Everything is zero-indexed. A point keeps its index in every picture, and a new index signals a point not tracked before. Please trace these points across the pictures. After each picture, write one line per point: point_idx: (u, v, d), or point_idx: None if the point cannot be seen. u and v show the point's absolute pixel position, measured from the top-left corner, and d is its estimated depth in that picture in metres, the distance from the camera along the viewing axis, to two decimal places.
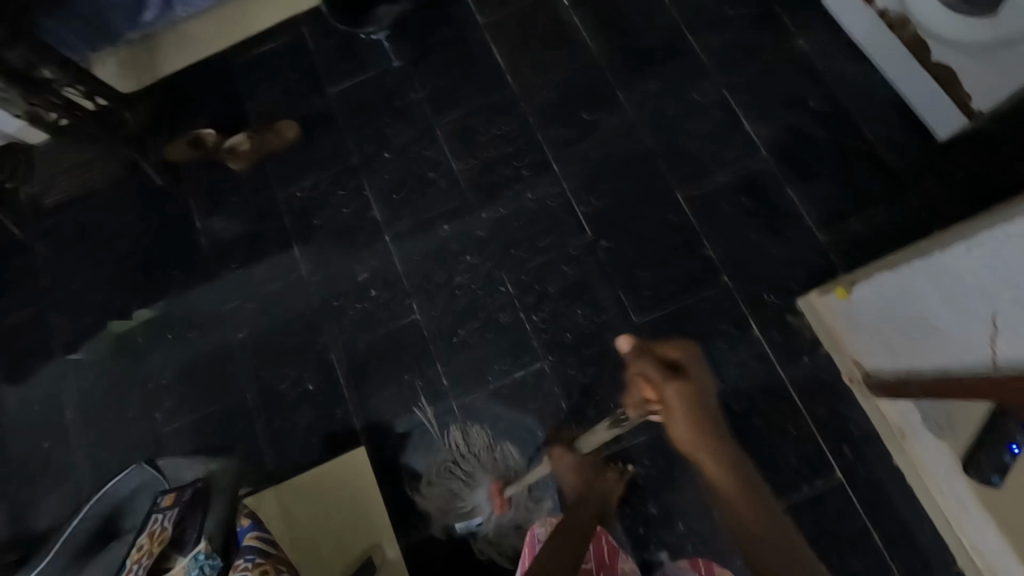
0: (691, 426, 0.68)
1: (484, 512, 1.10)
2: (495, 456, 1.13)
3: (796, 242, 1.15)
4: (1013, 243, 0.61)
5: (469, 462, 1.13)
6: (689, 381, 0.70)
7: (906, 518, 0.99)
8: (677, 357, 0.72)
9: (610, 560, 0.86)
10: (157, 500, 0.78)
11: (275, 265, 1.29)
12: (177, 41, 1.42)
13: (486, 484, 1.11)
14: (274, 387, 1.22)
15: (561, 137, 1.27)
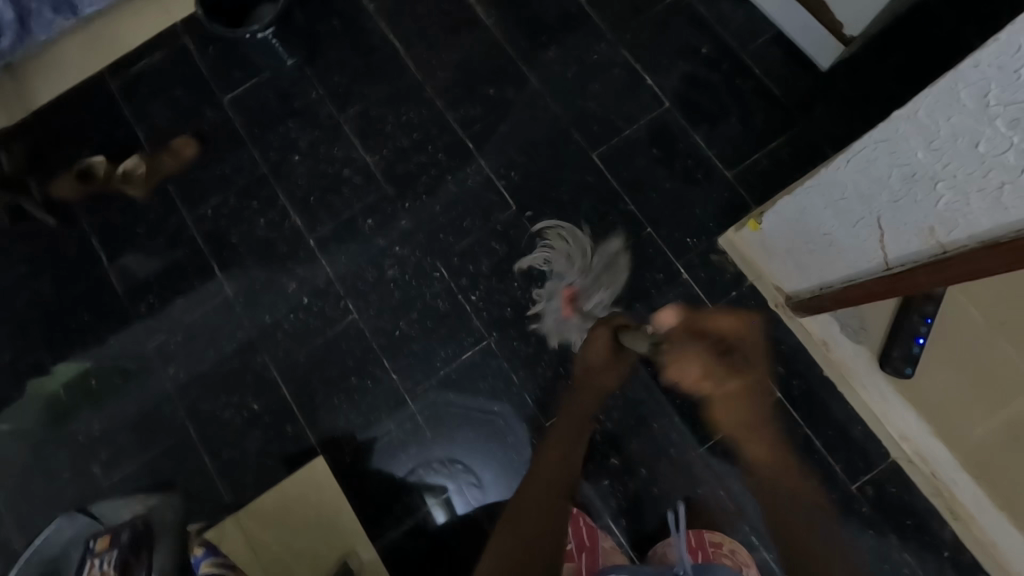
0: (737, 409, 0.93)
1: (550, 308, 1.17)
2: (577, 265, 1.18)
3: (707, 185, 1.20)
4: (882, 149, 0.65)
5: (586, 258, 1.18)
6: (743, 368, 0.94)
7: (841, 418, 1.04)
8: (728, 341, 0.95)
9: (590, 542, 1.00)
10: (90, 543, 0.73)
11: (196, 291, 1.23)
12: (47, 67, 1.31)
13: (561, 287, 1.17)
14: (217, 414, 1.17)
15: (470, 116, 1.27)
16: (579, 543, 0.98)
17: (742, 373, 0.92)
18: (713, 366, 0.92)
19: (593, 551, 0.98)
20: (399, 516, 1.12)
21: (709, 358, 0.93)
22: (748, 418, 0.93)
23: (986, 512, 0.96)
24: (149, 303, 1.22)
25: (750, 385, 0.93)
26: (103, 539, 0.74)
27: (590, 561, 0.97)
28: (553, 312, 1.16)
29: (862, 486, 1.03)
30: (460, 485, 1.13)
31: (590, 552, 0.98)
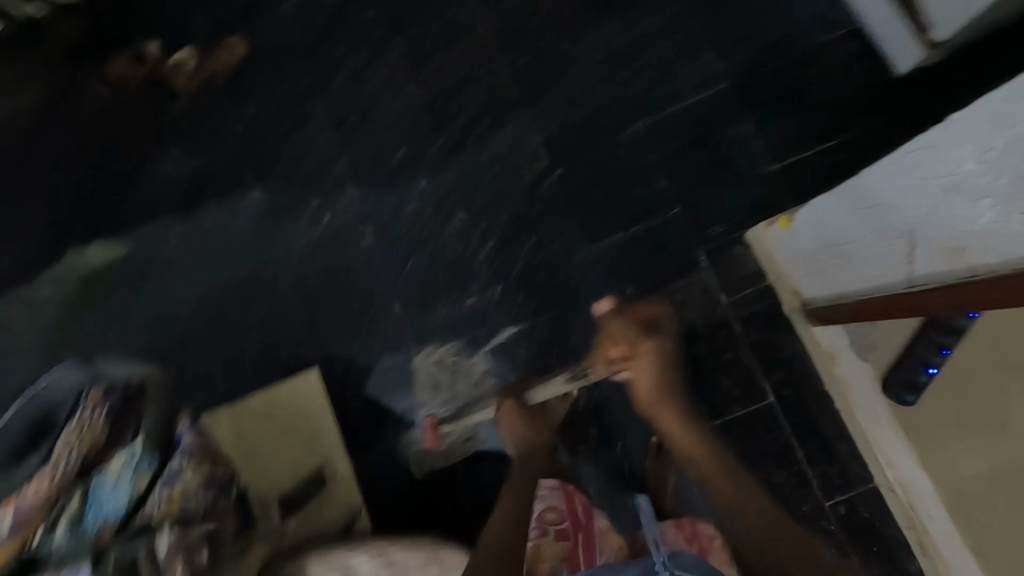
0: (654, 377, 0.92)
1: (418, 442, 1.16)
2: (438, 392, 1.17)
3: (747, 175, 1.15)
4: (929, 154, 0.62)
5: (449, 386, 1.17)
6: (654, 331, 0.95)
7: (829, 433, 1.05)
8: (649, 322, 0.96)
9: (585, 522, 0.99)
10: (84, 390, 0.76)
11: (225, 191, 1.26)
12: None
13: (422, 420, 1.17)
14: (225, 313, 1.22)
15: (515, 64, 1.24)
16: (573, 523, 0.97)
17: (650, 337, 0.94)
18: (635, 339, 0.94)
19: (587, 531, 0.97)
20: (378, 439, 1.17)
21: (629, 332, 0.94)
22: (656, 386, 0.93)
23: (957, 554, 0.94)
24: (181, 195, 1.27)
25: (659, 345, 0.94)
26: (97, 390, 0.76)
27: (586, 539, 0.96)
28: (419, 442, 1.16)
29: (835, 503, 1.03)
30: (454, 431, 1.16)
31: (584, 532, 0.97)
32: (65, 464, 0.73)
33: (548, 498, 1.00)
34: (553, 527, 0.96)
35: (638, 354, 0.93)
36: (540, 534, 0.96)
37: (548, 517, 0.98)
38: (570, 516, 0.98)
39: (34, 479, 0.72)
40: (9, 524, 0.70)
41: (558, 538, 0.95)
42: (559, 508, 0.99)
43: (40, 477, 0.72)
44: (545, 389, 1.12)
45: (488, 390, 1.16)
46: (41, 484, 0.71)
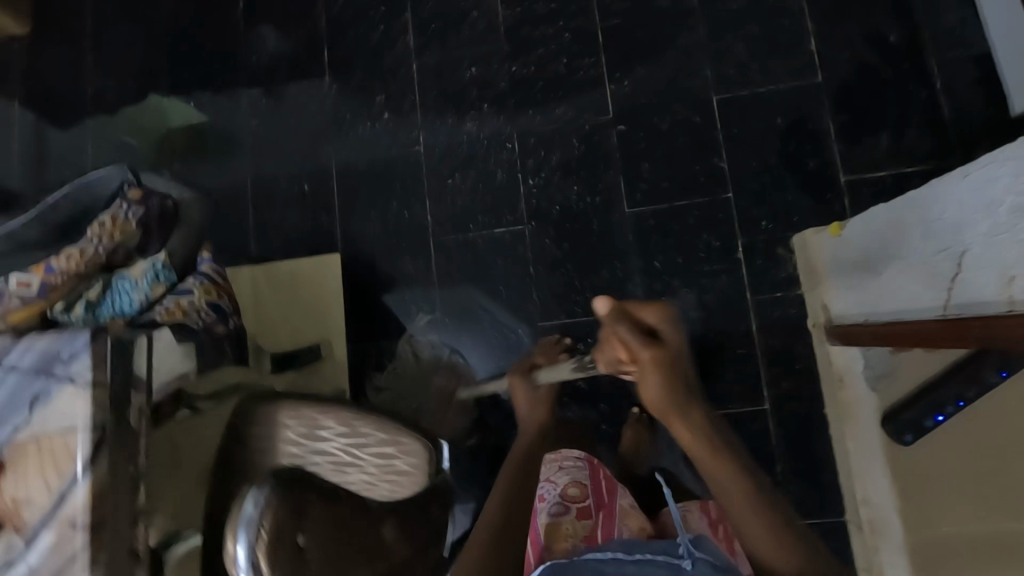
0: (665, 400, 0.55)
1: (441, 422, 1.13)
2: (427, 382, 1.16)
3: (814, 178, 1.09)
4: (1003, 170, 0.58)
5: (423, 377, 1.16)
6: (658, 344, 0.53)
7: (817, 456, 1.02)
8: (651, 319, 0.54)
9: (608, 501, 0.75)
10: (126, 187, 0.79)
11: (301, 65, 1.30)
12: None
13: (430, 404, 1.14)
14: (272, 180, 1.27)
15: (611, 8, 1.20)
16: (596, 499, 0.74)
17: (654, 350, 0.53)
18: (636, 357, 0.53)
19: (611, 513, 0.73)
20: (377, 334, 1.21)
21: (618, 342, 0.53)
22: (666, 404, 0.55)
23: None
24: (261, 62, 1.31)
25: (670, 355, 0.54)
26: (138, 192, 0.80)
27: (607, 523, 0.72)
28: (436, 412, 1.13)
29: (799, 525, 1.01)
30: (456, 356, 1.17)
31: (607, 511, 0.74)
32: (92, 246, 0.76)
33: (571, 472, 0.78)
34: (574, 503, 0.74)
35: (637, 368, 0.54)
36: (558, 511, 0.73)
37: (570, 494, 0.75)
38: (593, 492, 0.75)
39: (62, 254, 0.75)
40: (33, 290, 0.74)
41: (576, 519, 0.73)
42: (583, 483, 0.76)
43: (68, 252, 0.76)
44: (554, 371, 0.87)
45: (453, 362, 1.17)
46: (69, 260, 0.75)
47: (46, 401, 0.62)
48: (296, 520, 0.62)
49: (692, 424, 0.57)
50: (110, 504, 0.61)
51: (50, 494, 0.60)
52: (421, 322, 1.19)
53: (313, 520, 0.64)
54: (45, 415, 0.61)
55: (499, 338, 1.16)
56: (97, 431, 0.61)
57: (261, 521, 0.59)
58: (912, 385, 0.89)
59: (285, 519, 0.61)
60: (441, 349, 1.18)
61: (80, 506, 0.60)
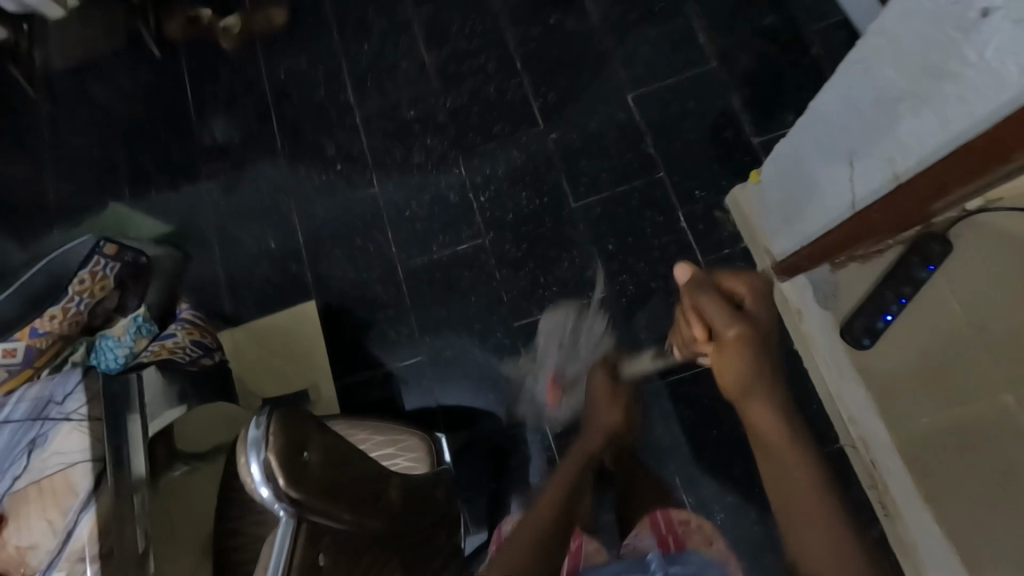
0: (745, 370, 0.68)
1: (539, 401, 1.16)
2: (550, 354, 1.17)
3: (732, 145, 1.22)
4: (856, 72, 0.70)
5: (546, 345, 1.18)
6: (750, 317, 0.70)
7: (797, 391, 1.07)
8: (738, 296, 0.73)
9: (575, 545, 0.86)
10: (100, 244, 0.82)
11: (253, 134, 1.39)
12: None
13: (545, 377, 1.16)
14: (240, 242, 1.33)
15: (525, 36, 1.35)
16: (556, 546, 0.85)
17: (744, 321, 0.68)
18: (727, 318, 0.69)
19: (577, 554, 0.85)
20: (362, 369, 1.23)
21: (713, 308, 0.70)
22: (745, 375, 0.68)
23: (914, 512, 0.92)
24: (216, 139, 1.40)
25: (754, 331, 0.69)
26: (113, 245, 0.84)
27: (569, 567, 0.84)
28: (535, 399, 1.17)
29: None
30: (545, 326, 1.19)
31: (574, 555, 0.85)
32: (74, 303, 0.79)
33: None
34: None
35: (720, 339, 0.69)
36: None
37: None
38: None
39: (43, 315, 0.77)
40: (19, 356, 0.75)
41: None
42: None
43: (49, 311, 0.77)
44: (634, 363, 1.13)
45: (552, 332, 1.18)
46: (52, 320, 0.77)
47: (43, 445, 0.63)
48: (304, 434, 0.50)
49: (764, 401, 0.68)
50: (117, 536, 0.61)
51: (56, 533, 0.60)
52: (608, 284, 1.19)
53: (318, 444, 0.51)
54: (43, 458, 0.63)
55: (481, 350, 1.21)
56: (98, 463, 0.63)
57: (269, 438, 0.47)
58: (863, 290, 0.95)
59: (294, 432, 0.49)
60: (427, 371, 1.21)
61: (88, 539, 0.60)
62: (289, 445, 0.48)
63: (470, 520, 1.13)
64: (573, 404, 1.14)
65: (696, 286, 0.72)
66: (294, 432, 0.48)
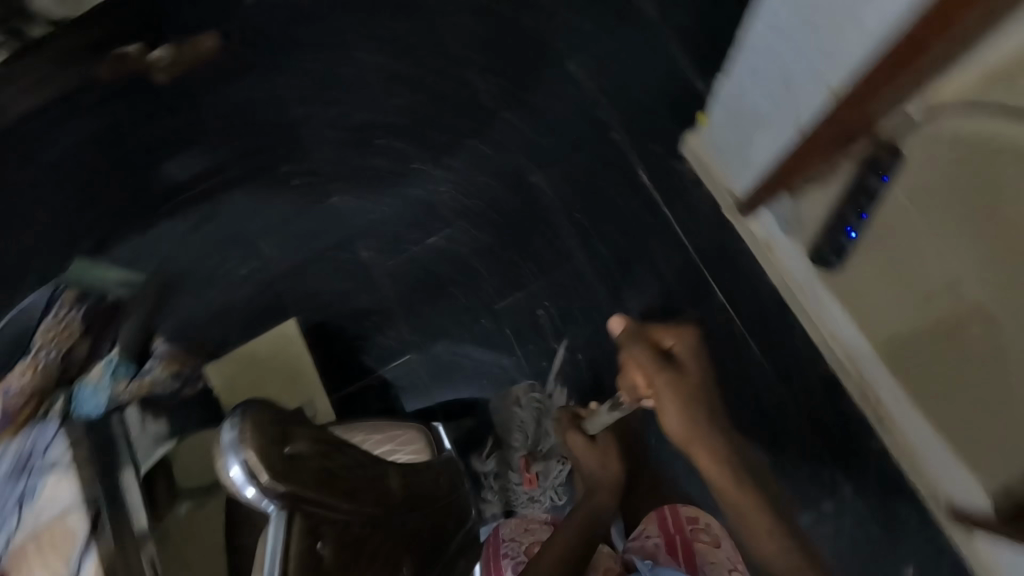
0: (683, 421, 0.72)
1: (516, 488, 1.12)
2: (515, 435, 1.14)
3: (679, 96, 1.24)
4: None
5: (508, 428, 1.15)
6: (682, 368, 0.74)
7: (781, 322, 1.09)
8: (670, 344, 0.75)
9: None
10: (59, 293, 0.87)
11: (201, 163, 1.35)
12: None
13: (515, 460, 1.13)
14: (207, 273, 1.29)
15: (461, 22, 1.34)
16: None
17: (676, 373, 0.73)
18: (660, 374, 0.72)
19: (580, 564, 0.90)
20: (358, 379, 1.24)
21: (643, 361, 0.73)
22: (687, 426, 0.72)
23: (905, 412, 0.97)
24: (160, 170, 1.33)
25: (686, 380, 0.72)
26: (70, 294, 0.89)
27: None
28: (512, 488, 1.12)
29: (792, 391, 1.06)
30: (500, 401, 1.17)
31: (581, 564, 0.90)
32: (45, 356, 0.80)
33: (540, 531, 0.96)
34: None
35: (655, 390, 0.73)
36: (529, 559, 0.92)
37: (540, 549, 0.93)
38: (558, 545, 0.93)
39: (14, 375, 0.78)
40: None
41: None
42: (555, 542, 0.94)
43: (22, 368, 0.79)
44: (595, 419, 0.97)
45: (512, 417, 1.15)
46: (25, 376, 0.78)
47: (34, 498, 0.65)
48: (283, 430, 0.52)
49: (709, 446, 0.73)
50: None
51: None
52: (582, 253, 1.20)
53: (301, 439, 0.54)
54: (37, 511, 0.64)
55: (471, 339, 1.21)
56: (92, 507, 0.64)
57: (245, 434, 0.48)
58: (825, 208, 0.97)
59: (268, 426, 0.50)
60: (422, 370, 1.22)
61: None
62: (266, 440, 0.48)
63: (486, 508, 1.13)
64: (558, 475, 1.12)
65: (634, 338, 0.75)
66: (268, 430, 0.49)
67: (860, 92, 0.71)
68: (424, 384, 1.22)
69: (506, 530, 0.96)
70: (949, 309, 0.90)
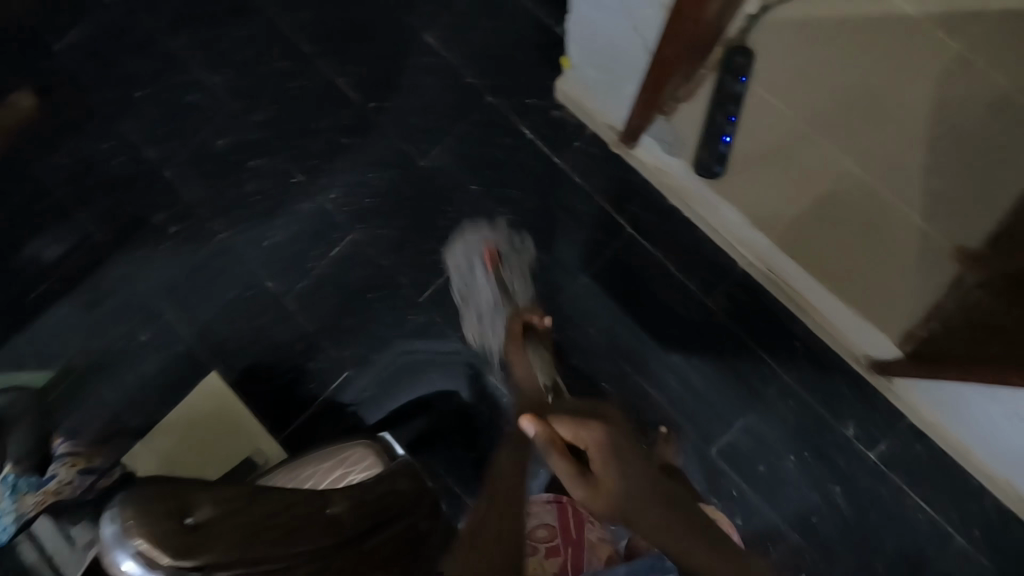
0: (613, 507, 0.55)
1: (479, 273, 1.14)
2: (481, 229, 1.18)
3: (542, 44, 1.21)
4: None
5: (471, 230, 1.18)
6: (603, 457, 0.58)
7: (690, 238, 1.12)
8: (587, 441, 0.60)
9: (577, 534, 0.93)
10: None
11: (63, 234, 1.22)
12: None
13: (479, 250, 1.15)
14: (108, 350, 1.19)
15: (302, 19, 1.26)
16: (563, 538, 0.91)
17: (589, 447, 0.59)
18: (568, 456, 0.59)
19: (580, 544, 0.91)
20: (299, 410, 1.18)
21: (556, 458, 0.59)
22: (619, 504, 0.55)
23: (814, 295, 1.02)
24: (20, 254, 1.21)
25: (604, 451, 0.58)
26: None
27: (574, 555, 0.90)
28: (476, 274, 1.14)
29: (716, 299, 1.11)
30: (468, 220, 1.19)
31: (576, 545, 0.91)
32: None
33: (541, 515, 0.95)
34: (544, 543, 0.91)
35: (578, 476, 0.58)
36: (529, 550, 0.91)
37: (540, 534, 0.92)
38: (561, 529, 0.92)
39: None
40: None
41: (550, 557, 0.89)
42: (553, 524, 0.93)
43: None
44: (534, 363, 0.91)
45: (473, 224, 1.18)
46: None
47: None
48: (184, 499, 0.51)
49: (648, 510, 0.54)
50: None
51: None
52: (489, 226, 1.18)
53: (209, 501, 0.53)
54: None
55: (405, 338, 1.18)
56: None
57: (132, 520, 0.47)
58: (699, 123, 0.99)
59: (157, 499, 0.49)
60: (368, 380, 1.18)
61: None
62: (157, 518, 0.47)
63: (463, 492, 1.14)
64: (497, 330, 1.10)
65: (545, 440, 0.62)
66: (159, 508, 0.48)
67: (685, 5, 0.70)
68: (372, 393, 1.18)
69: None
70: (828, 181, 0.98)
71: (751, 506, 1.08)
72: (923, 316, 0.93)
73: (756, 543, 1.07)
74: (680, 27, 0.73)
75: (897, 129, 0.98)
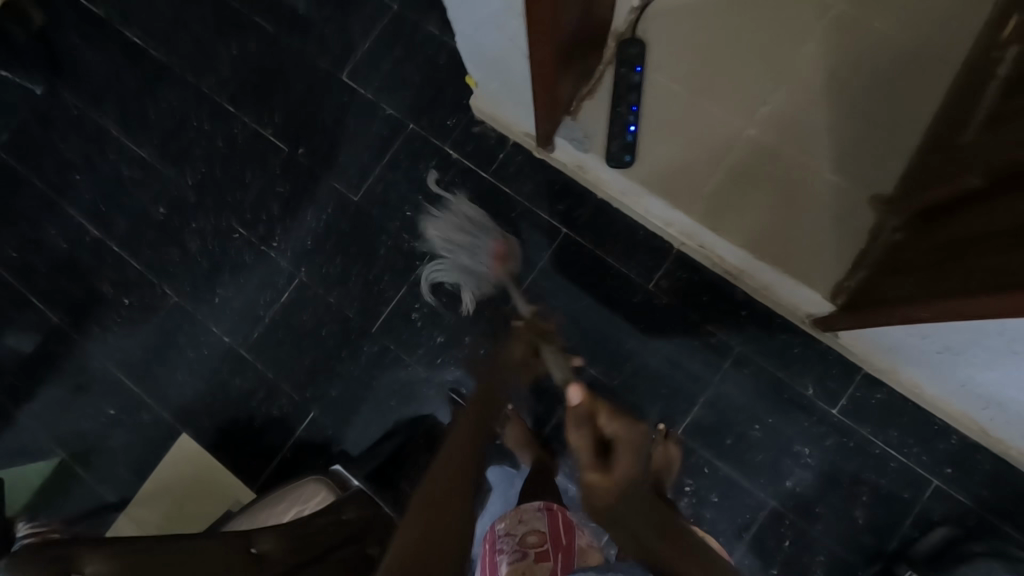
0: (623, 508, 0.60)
1: (481, 265, 1.17)
2: (486, 222, 1.18)
3: (452, 64, 1.24)
4: None
5: (474, 223, 1.18)
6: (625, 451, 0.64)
7: (621, 227, 1.14)
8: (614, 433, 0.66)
9: (567, 542, 0.88)
10: None
11: (23, 325, 1.25)
12: None
13: (488, 244, 1.17)
14: (79, 429, 1.21)
15: (220, 79, 1.30)
16: (555, 543, 0.85)
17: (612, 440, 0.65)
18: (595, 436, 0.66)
19: (570, 550, 0.86)
20: (271, 458, 1.19)
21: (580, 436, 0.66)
22: (623, 498, 0.61)
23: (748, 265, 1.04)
24: None
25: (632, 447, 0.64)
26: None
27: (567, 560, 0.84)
28: (478, 263, 1.17)
29: (657, 283, 1.13)
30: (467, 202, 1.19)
31: (567, 550, 0.86)
32: None
33: (532, 520, 0.89)
34: (533, 548, 0.84)
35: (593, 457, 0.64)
36: (517, 556, 0.83)
37: (530, 540, 0.85)
38: (553, 534, 0.87)
39: None
40: None
41: (540, 562, 0.82)
42: (542, 528, 0.87)
43: None
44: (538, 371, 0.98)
45: (474, 214, 1.18)
46: None
47: None
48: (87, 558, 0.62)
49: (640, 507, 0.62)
50: None
51: None
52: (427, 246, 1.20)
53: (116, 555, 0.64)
54: None
55: (364, 370, 1.19)
56: None
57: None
58: (603, 118, 1.03)
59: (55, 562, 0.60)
60: (340, 417, 1.19)
61: None
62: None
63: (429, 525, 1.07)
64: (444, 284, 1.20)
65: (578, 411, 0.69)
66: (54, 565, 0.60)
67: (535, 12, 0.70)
68: (339, 429, 1.19)
69: (501, 526, 0.90)
70: (738, 153, 1.01)
71: (726, 479, 1.08)
72: (848, 268, 0.96)
73: (736, 515, 1.08)
74: (543, 38, 0.74)
75: (793, 93, 1.01)
